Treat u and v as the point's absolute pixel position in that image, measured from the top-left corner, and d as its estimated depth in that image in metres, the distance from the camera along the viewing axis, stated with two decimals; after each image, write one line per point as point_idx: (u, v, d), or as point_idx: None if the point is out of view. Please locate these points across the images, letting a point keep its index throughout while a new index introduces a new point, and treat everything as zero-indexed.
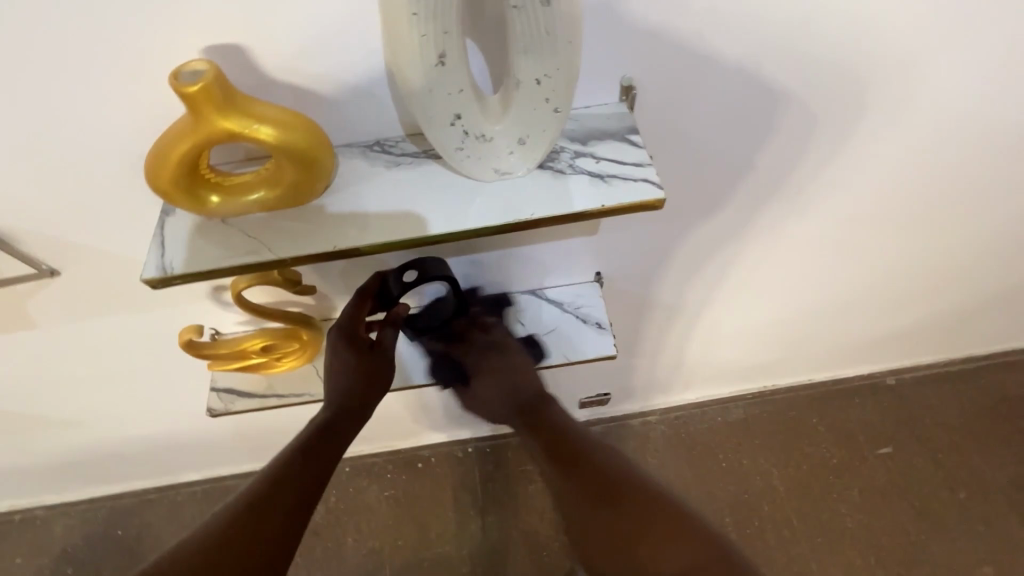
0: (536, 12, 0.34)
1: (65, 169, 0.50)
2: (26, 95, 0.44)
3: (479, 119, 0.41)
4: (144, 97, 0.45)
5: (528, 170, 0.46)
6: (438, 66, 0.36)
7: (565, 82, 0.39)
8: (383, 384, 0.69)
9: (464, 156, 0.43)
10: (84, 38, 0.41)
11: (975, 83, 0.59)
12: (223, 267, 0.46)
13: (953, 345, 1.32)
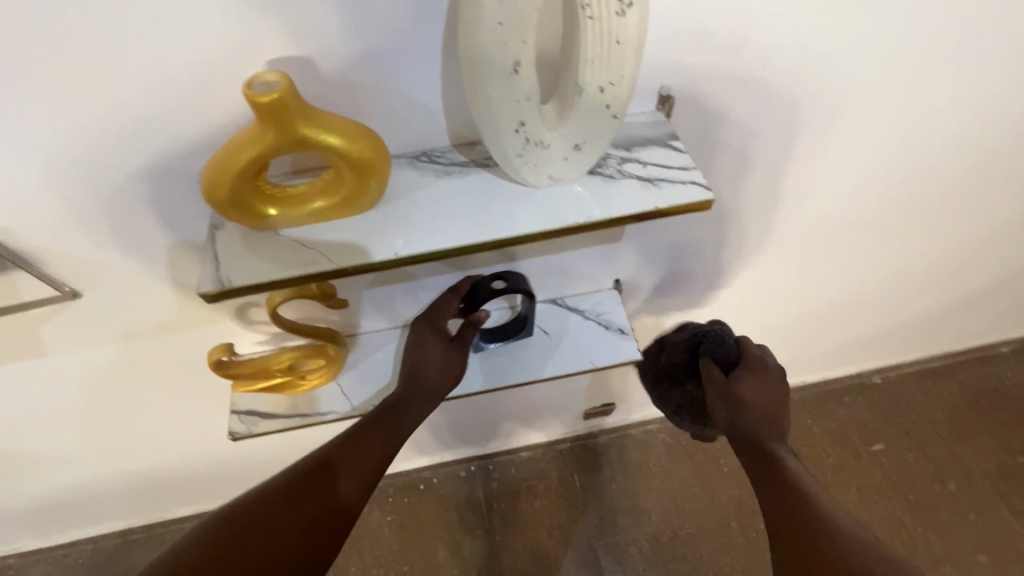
0: (609, 21, 0.36)
1: (99, 185, 0.49)
2: (72, 107, 0.43)
3: (540, 126, 0.42)
4: (195, 109, 0.45)
5: (579, 176, 0.48)
6: (512, 75, 0.37)
7: (626, 91, 0.40)
8: (456, 381, 0.69)
9: (522, 162, 0.44)
10: (144, 48, 0.41)
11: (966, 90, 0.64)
12: (282, 277, 0.45)
13: (934, 343, 1.39)
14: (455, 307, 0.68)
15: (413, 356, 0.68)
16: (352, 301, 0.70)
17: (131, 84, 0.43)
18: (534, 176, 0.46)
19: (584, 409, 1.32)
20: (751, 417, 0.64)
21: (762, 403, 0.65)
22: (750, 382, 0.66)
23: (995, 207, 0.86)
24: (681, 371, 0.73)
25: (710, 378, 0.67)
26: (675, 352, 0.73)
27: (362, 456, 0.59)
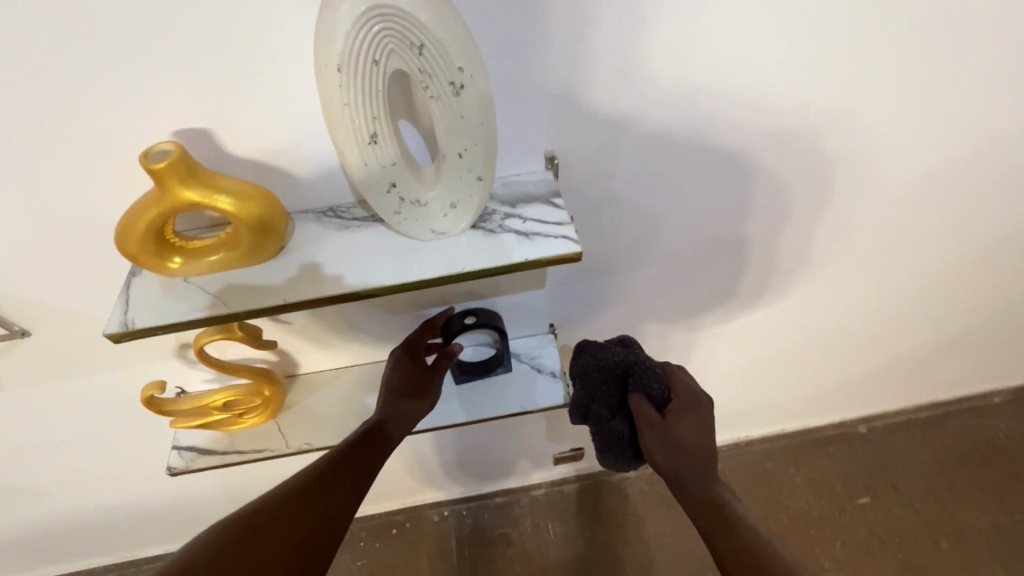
0: (449, 100, 0.42)
1: (41, 238, 0.55)
2: (11, 172, 0.49)
3: (413, 187, 0.48)
4: (118, 173, 0.51)
5: (462, 230, 0.52)
6: (371, 144, 0.43)
7: (483, 155, 0.46)
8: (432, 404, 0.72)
9: (401, 218, 0.49)
10: (67, 124, 0.47)
11: (855, 142, 0.68)
12: (184, 320, 0.50)
13: (918, 392, 1.35)
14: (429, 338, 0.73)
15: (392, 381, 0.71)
16: (290, 342, 0.75)
17: (61, 153, 0.49)
18: (422, 231, 0.51)
19: (552, 453, 1.31)
20: (694, 464, 0.60)
21: (701, 440, 0.63)
22: (685, 420, 0.64)
23: (928, 244, 0.89)
24: (608, 404, 0.67)
25: (645, 416, 0.63)
26: (600, 384, 0.67)
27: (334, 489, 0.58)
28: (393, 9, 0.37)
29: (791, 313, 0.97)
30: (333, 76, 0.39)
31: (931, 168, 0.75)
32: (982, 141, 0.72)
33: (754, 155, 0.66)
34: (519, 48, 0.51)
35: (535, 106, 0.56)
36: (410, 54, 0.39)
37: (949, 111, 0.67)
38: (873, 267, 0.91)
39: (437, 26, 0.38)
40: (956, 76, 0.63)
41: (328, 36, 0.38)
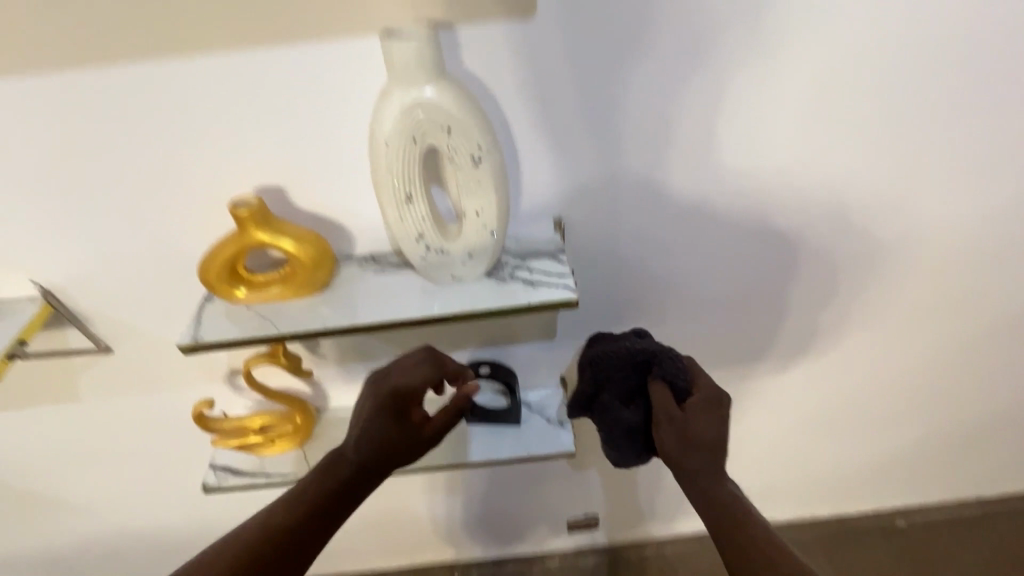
0: (469, 169, 0.53)
1: (142, 266, 0.68)
2: (133, 211, 0.64)
3: (438, 238, 0.58)
4: (211, 216, 0.64)
5: (478, 277, 0.61)
6: (406, 201, 0.54)
7: (496, 214, 0.56)
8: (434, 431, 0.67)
9: (427, 263, 0.59)
10: (182, 177, 0.61)
11: (843, 217, 0.75)
12: (238, 338, 0.60)
13: (959, 487, 1.28)
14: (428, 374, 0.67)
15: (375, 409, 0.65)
16: (324, 376, 0.84)
17: (173, 199, 0.63)
18: (443, 276, 0.61)
19: (567, 518, 1.33)
20: (704, 458, 0.59)
21: (718, 436, 0.61)
22: (703, 416, 0.62)
23: (939, 323, 0.91)
24: (623, 392, 0.70)
25: (661, 406, 0.64)
26: (618, 373, 0.69)
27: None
28: (430, 103, 0.49)
29: (804, 385, 0.99)
30: (382, 149, 0.52)
31: (926, 246, 0.80)
32: (968, 224, 0.78)
33: (744, 229, 0.74)
34: (534, 136, 0.63)
35: (546, 183, 0.66)
36: (441, 134, 0.51)
37: (928, 194, 0.74)
38: (884, 344, 0.93)
39: (463, 115, 0.50)
40: (927, 164, 0.71)
41: (381, 120, 0.51)
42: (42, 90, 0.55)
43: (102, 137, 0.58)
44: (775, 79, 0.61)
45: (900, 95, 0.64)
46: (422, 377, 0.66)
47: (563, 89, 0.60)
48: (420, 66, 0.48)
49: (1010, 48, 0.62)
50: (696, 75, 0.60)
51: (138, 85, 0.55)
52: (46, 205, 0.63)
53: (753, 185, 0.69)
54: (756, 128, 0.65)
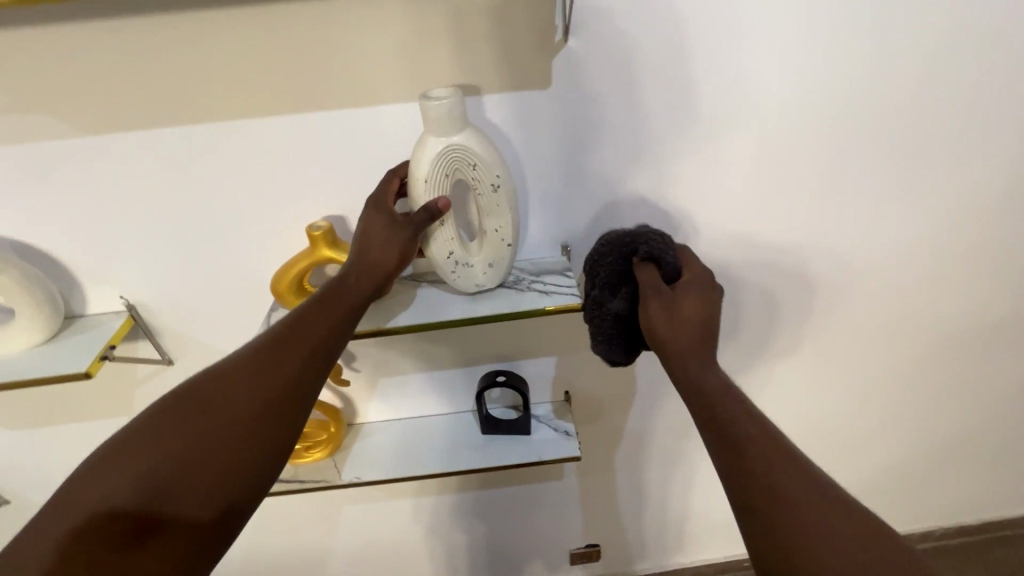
0: (489, 195, 0.70)
1: (219, 285, 0.82)
2: (221, 238, 0.79)
3: (463, 252, 0.74)
4: (285, 243, 0.81)
5: (495, 283, 0.78)
6: (439, 224, 0.71)
7: (510, 229, 0.73)
8: (401, 260, 0.69)
9: (455, 275, 0.75)
10: (266, 211, 0.78)
11: (793, 247, 0.92)
12: None
13: (927, 516, 1.38)
14: (395, 183, 0.73)
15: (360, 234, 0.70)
16: (355, 392, 0.96)
17: (255, 228, 0.79)
18: (468, 284, 0.77)
19: (568, 548, 1.39)
20: (694, 333, 0.66)
21: (705, 316, 0.68)
22: (691, 293, 0.70)
23: (887, 350, 1.07)
24: (610, 277, 0.75)
25: (653, 285, 0.71)
26: (607, 259, 0.76)
27: (254, 396, 0.59)
28: (461, 146, 0.67)
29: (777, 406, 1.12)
30: (422, 184, 0.69)
31: (866, 276, 0.97)
32: (896, 264, 0.96)
33: (715, 260, 0.91)
34: (539, 182, 0.80)
35: (548, 219, 0.84)
36: (468, 168, 0.68)
37: (860, 238, 0.92)
38: (843, 367, 1.08)
39: (484, 154, 0.68)
40: (856, 211, 0.89)
41: (422, 163, 0.68)
42: (170, 138, 0.72)
43: (208, 177, 0.75)
44: (730, 141, 0.81)
45: (826, 150, 0.84)
46: (391, 191, 0.72)
47: (564, 146, 0.78)
48: (452, 121, 0.65)
49: (906, 124, 0.83)
50: (665, 138, 0.79)
51: (246, 138, 0.73)
52: (148, 230, 0.77)
53: (717, 216, 0.87)
54: (714, 177, 0.83)
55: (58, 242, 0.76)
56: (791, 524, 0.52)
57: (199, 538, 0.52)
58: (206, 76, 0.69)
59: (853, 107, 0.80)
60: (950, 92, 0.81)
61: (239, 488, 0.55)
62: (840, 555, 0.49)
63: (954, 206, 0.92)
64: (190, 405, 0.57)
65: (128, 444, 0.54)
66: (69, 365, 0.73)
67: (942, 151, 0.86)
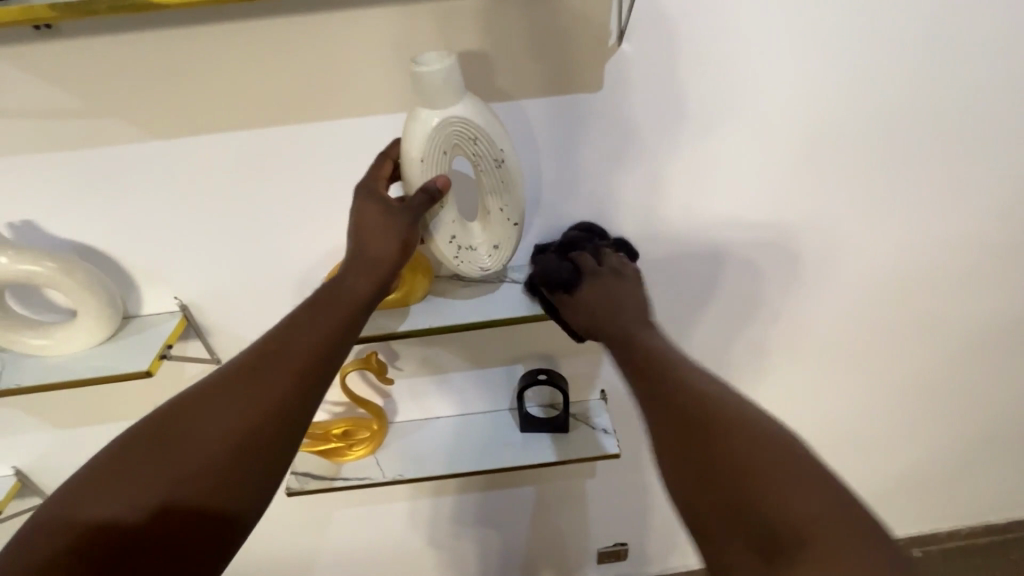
0: (492, 171, 0.72)
1: (268, 285, 0.84)
2: (271, 240, 0.81)
3: (464, 236, 0.77)
4: (332, 244, 0.83)
5: (501, 264, 0.81)
6: (440, 207, 0.73)
7: (515, 206, 0.75)
8: (402, 242, 0.70)
9: (460, 261, 0.78)
10: (316, 212, 0.80)
11: (821, 246, 0.96)
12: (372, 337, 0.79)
13: (945, 509, 1.42)
14: (387, 167, 0.73)
15: (354, 222, 0.71)
16: (396, 391, 0.97)
17: (304, 229, 0.81)
18: (473, 268, 0.79)
19: (596, 547, 1.41)
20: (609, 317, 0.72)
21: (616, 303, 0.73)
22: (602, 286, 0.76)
23: (909, 348, 1.12)
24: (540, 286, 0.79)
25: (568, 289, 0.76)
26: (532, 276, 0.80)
27: (256, 396, 0.58)
28: (460, 119, 0.67)
29: (798, 396, 1.17)
30: (418, 165, 0.69)
31: (890, 276, 1.02)
32: (915, 258, 1.00)
33: (745, 257, 0.96)
34: (568, 181, 0.84)
35: (577, 214, 0.87)
36: (469, 143, 0.69)
37: (880, 232, 0.96)
38: (861, 359, 1.12)
39: (486, 127, 0.68)
40: (879, 211, 0.94)
41: (418, 142, 0.68)
42: (226, 144, 0.74)
43: (261, 180, 0.77)
44: (763, 140, 0.84)
45: (855, 152, 0.87)
46: (379, 177, 0.72)
47: (590, 145, 0.81)
48: (444, 90, 0.65)
49: (932, 129, 0.87)
50: (694, 140, 0.82)
51: (297, 141, 0.75)
52: (201, 234, 0.79)
53: (749, 214, 0.91)
54: (743, 176, 0.87)
55: (117, 246, 0.78)
56: (668, 419, 0.57)
57: (208, 541, 0.52)
58: (263, 83, 0.71)
59: (880, 109, 0.84)
60: (976, 95, 0.84)
61: (247, 487, 0.55)
62: (704, 432, 0.54)
63: (974, 205, 0.95)
64: (187, 411, 0.57)
65: (126, 454, 0.53)
66: (129, 363, 0.75)
67: (967, 155, 0.90)
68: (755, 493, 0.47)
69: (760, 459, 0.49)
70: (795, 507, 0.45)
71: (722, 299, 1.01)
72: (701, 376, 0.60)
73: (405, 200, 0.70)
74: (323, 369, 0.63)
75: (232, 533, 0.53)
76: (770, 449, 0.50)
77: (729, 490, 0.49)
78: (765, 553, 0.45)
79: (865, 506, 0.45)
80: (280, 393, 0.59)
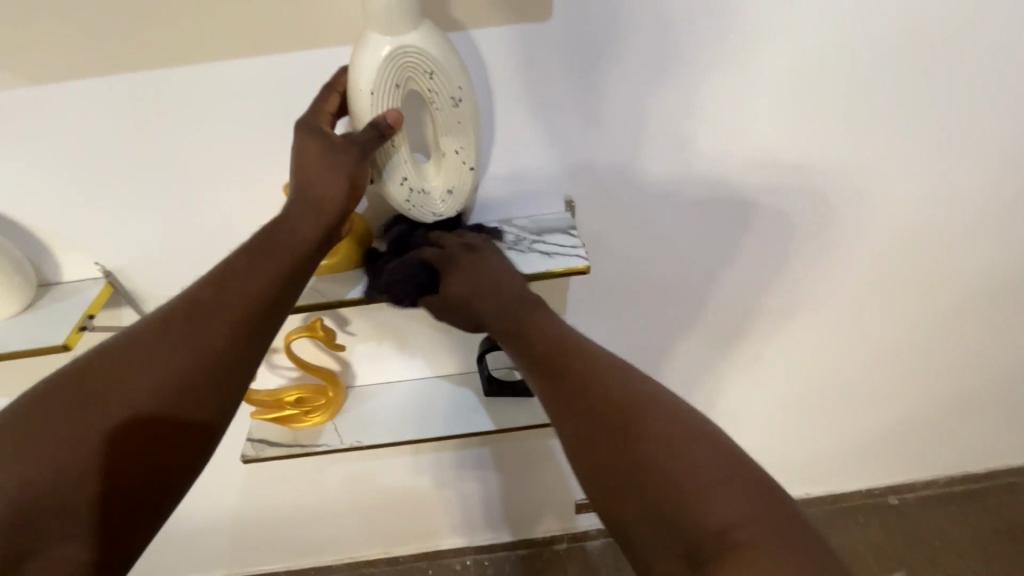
0: (449, 109, 0.65)
1: (197, 251, 0.78)
2: (193, 203, 0.74)
3: (418, 178, 0.69)
4: (259, 205, 0.75)
5: (455, 211, 0.74)
6: (392, 144, 0.65)
7: (472, 150, 0.69)
8: (348, 186, 0.63)
9: (411, 206, 0.70)
10: (236, 171, 0.72)
11: (805, 197, 0.89)
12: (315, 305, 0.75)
13: (928, 462, 1.41)
14: (334, 98, 0.64)
15: (295, 159, 0.64)
16: (351, 356, 0.93)
17: (226, 190, 0.74)
18: (424, 215, 0.73)
19: (574, 499, 1.43)
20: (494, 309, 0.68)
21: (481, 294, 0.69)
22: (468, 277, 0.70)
23: (898, 304, 1.07)
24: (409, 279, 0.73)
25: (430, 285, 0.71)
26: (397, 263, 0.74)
27: (188, 354, 0.54)
28: (415, 49, 0.59)
29: (782, 353, 1.12)
30: (368, 97, 0.62)
31: (880, 228, 0.95)
32: (907, 208, 0.93)
33: (722, 209, 0.88)
34: (519, 126, 0.76)
35: (535, 164, 0.80)
36: (423, 77, 0.62)
37: (872, 179, 0.89)
38: (846, 316, 1.07)
39: (443, 60, 0.61)
40: (870, 158, 0.86)
41: (367, 71, 0.60)
42: (122, 93, 0.65)
43: (169, 135, 0.69)
44: (735, 78, 0.75)
45: (843, 93, 0.79)
46: (319, 108, 0.64)
47: (540, 82, 0.73)
48: (400, 14, 0.57)
49: (931, 64, 0.78)
50: (658, 75, 0.74)
51: (203, 89, 0.66)
52: (114, 195, 0.72)
53: (725, 162, 0.83)
54: (716, 118, 0.79)
55: (24, 209, 0.71)
56: (580, 428, 0.52)
57: (132, 508, 0.49)
58: (156, 19, 0.61)
59: (869, 40, 0.75)
60: (983, 17, 0.75)
61: (173, 454, 0.51)
62: (616, 438, 0.49)
63: (977, 146, 0.87)
64: (107, 369, 0.52)
65: (31, 417, 0.48)
66: (48, 336, 0.71)
67: (968, 93, 0.81)
68: (668, 495, 0.44)
69: (677, 458, 0.45)
70: (719, 510, 0.42)
71: (700, 255, 0.94)
72: (621, 369, 0.54)
73: (355, 134, 0.62)
74: (265, 330, 0.59)
75: (158, 501, 0.51)
76: (687, 445, 0.46)
77: (654, 489, 0.45)
78: (692, 561, 0.41)
79: (774, 492, 0.43)
80: (212, 355, 0.55)
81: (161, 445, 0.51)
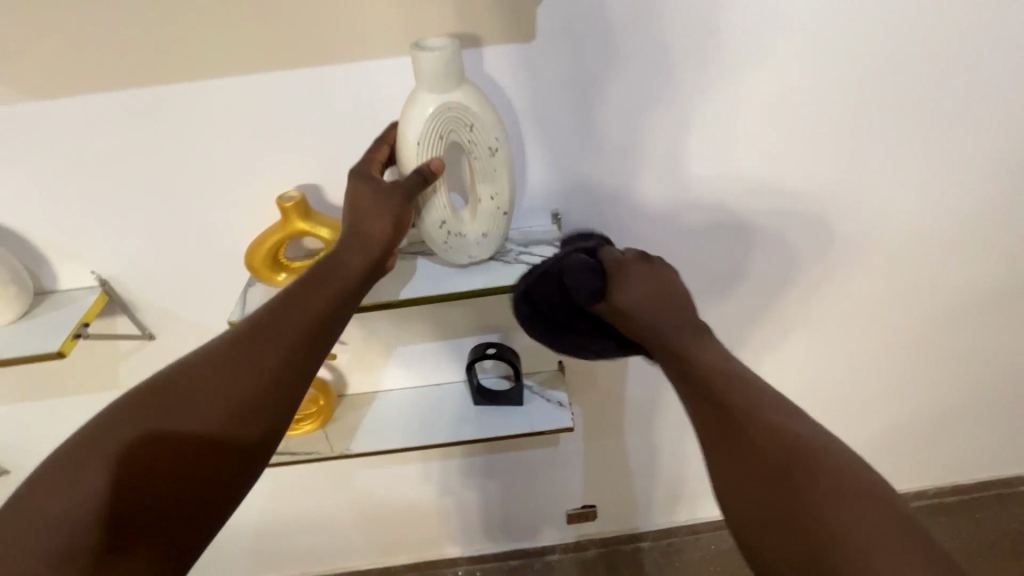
0: (486, 157, 0.67)
1: (192, 261, 0.80)
2: (189, 214, 0.76)
3: (456, 222, 0.72)
4: (255, 218, 0.77)
5: (489, 253, 0.75)
6: (432, 190, 0.68)
7: (506, 196, 0.70)
8: (394, 225, 0.66)
9: (446, 246, 0.73)
10: (232, 185, 0.74)
11: (792, 212, 0.90)
12: None
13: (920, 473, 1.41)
14: (384, 149, 0.69)
15: (348, 200, 0.68)
16: (343, 365, 0.95)
17: (223, 204, 0.76)
18: (460, 256, 0.75)
19: (565, 509, 1.43)
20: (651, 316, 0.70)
21: (650, 299, 0.72)
22: (631, 285, 0.73)
23: (886, 317, 1.08)
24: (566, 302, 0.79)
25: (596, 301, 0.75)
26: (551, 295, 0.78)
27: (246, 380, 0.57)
28: (459, 104, 0.63)
29: (772, 367, 1.13)
30: (413, 147, 0.65)
31: (866, 241, 0.96)
32: (892, 223, 0.95)
33: (711, 227, 0.90)
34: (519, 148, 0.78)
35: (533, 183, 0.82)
36: (464, 129, 0.65)
37: (857, 193, 0.90)
38: (835, 328, 1.08)
39: (481, 113, 0.64)
40: (853, 174, 0.88)
41: (414, 124, 0.64)
42: (122, 108, 0.67)
43: (167, 149, 0.71)
44: (719, 100, 0.78)
45: (824, 112, 0.81)
46: (374, 158, 0.69)
47: (551, 112, 0.76)
48: (444, 71, 0.61)
49: (908, 85, 0.81)
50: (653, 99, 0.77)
51: (202, 106, 0.68)
52: (111, 206, 0.74)
53: (713, 181, 0.85)
54: (704, 138, 0.81)
55: (23, 217, 0.73)
56: (731, 468, 0.57)
57: (185, 528, 0.52)
58: (157, 41, 0.63)
59: (848, 63, 0.77)
60: (955, 37, 0.77)
61: (226, 475, 0.55)
62: (762, 477, 0.54)
63: (958, 164, 0.89)
64: (171, 392, 0.55)
65: (105, 432, 0.52)
66: (42, 342, 0.72)
67: (946, 114, 0.84)
68: (843, 553, 0.47)
69: (849, 520, 0.48)
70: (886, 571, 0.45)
71: (692, 271, 0.95)
72: (785, 413, 0.57)
73: (403, 181, 0.66)
74: (306, 366, 0.61)
75: (210, 519, 0.53)
76: (856, 506, 0.49)
77: (823, 543, 0.48)
78: None
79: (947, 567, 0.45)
80: (266, 379, 0.58)
81: (216, 468, 0.54)
